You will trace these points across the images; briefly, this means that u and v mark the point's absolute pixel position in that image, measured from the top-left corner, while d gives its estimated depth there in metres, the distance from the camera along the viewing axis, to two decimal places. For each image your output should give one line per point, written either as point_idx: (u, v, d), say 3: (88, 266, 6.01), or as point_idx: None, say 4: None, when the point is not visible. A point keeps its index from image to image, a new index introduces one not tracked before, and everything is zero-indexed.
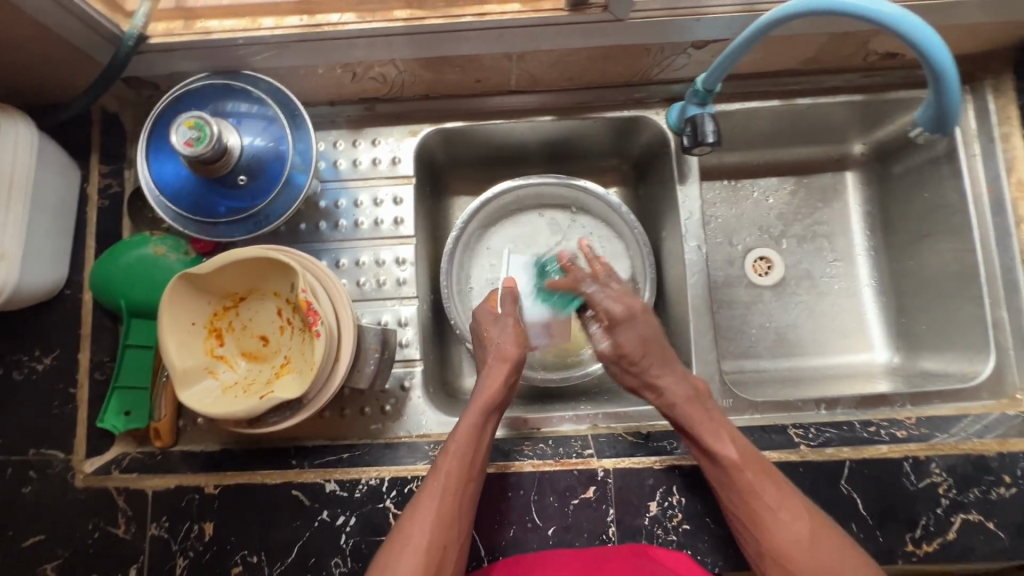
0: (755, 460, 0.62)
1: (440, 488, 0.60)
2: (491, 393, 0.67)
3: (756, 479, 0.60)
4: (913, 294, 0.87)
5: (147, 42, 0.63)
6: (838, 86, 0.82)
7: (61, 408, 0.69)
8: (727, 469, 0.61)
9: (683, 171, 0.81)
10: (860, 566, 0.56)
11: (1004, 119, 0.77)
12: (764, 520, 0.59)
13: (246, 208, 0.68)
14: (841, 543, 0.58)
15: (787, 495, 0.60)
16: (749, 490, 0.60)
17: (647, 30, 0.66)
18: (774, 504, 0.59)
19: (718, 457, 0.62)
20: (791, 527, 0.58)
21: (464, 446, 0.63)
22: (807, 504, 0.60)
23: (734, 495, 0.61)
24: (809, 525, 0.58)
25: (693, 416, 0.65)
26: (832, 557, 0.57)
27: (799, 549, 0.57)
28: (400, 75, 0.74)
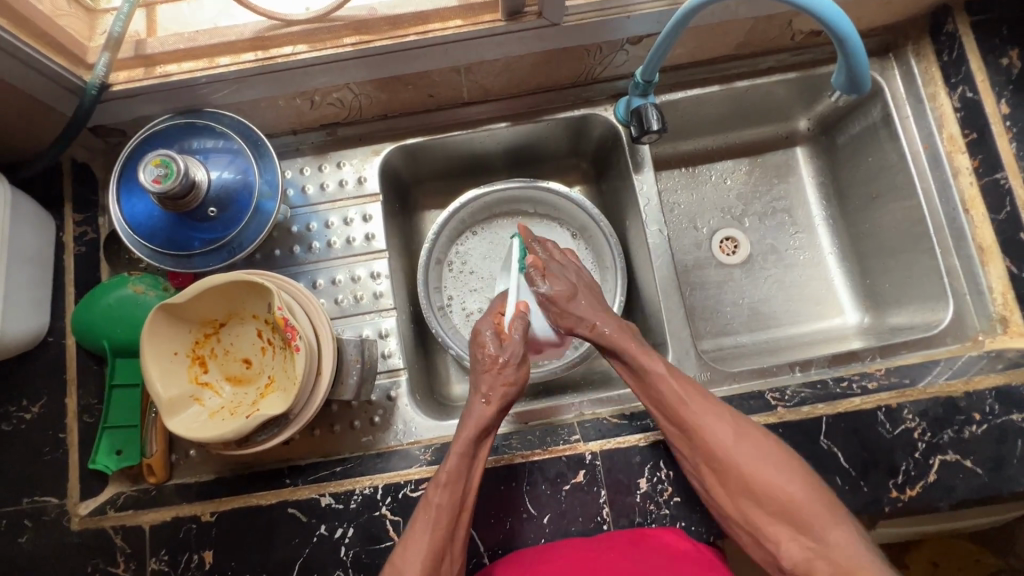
0: (681, 377, 0.69)
1: (432, 524, 0.59)
2: (479, 419, 0.66)
3: (683, 390, 0.67)
4: (874, 255, 0.90)
5: (109, 90, 0.67)
6: (772, 66, 0.87)
7: (52, 453, 0.69)
8: (657, 382, 0.68)
9: (637, 161, 0.85)
10: (783, 457, 0.62)
11: (929, 81, 0.82)
12: (692, 426, 0.65)
13: (218, 238, 0.70)
14: (762, 438, 0.64)
15: (714, 406, 0.66)
16: (679, 403, 0.66)
17: (583, 32, 0.70)
18: (701, 411, 0.65)
19: (648, 373, 0.69)
20: (720, 433, 0.64)
21: (453, 477, 0.62)
22: (730, 412, 0.66)
23: (663, 407, 0.67)
24: (733, 430, 0.64)
25: (621, 342, 0.72)
26: (754, 455, 0.62)
27: (726, 451, 0.63)
28: (357, 98, 0.77)
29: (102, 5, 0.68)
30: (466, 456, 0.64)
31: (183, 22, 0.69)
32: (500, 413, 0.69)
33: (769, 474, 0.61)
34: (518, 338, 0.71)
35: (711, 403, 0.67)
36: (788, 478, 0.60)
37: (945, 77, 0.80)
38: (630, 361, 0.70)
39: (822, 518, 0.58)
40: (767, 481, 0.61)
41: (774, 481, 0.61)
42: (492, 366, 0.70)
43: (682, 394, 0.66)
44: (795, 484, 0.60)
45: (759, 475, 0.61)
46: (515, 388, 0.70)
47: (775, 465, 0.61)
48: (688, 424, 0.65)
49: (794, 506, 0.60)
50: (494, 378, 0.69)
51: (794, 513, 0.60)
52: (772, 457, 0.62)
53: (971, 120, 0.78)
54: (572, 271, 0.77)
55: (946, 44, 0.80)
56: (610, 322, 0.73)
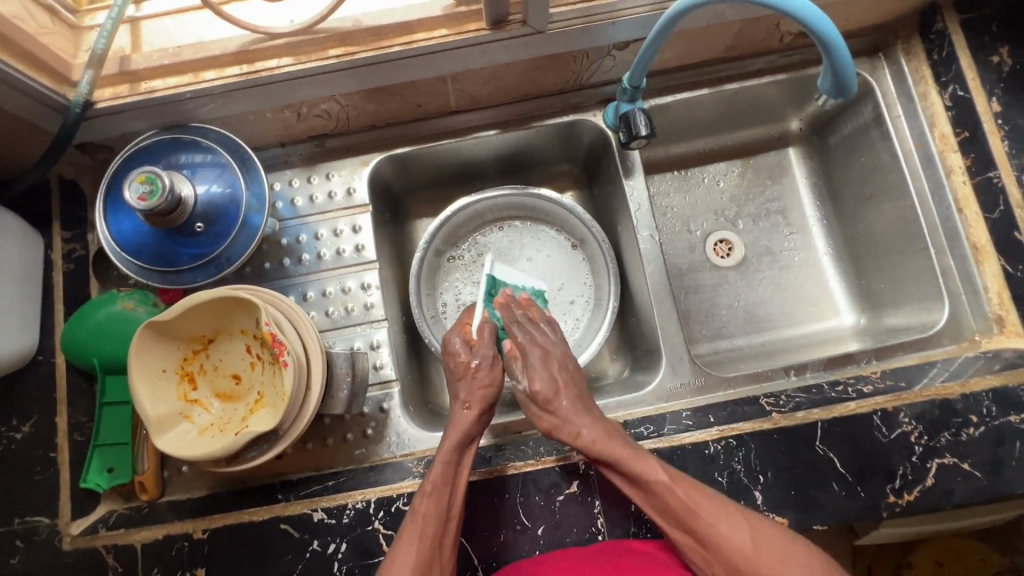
0: (685, 479, 0.59)
1: (418, 535, 0.58)
2: (464, 426, 0.65)
3: (689, 497, 0.58)
4: (868, 255, 0.90)
5: (94, 107, 0.66)
6: (763, 68, 0.86)
7: (43, 473, 0.69)
8: (658, 491, 0.59)
9: (628, 166, 0.84)
10: (816, 563, 0.53)
11: (919, 79, 0.81)
12: (705, 537, 0.56)
13: (206, 253, 0.70)
14: (788, 542, 0.54)
15: (727, 511, 0.56)
16: (685, 513, 0.57)
17: (569, 39, 0.70)
18: (712, 517, 0.56)
19: (644, 480, 0.59)
20: (734, 539, 0.55)
21: (439, 485, 0.61)
22: (744, 511, 0.57)
23: (668, 514, 0.58)
24: (752, 534, 0.55)
25: (612, 447, 0.62)
26: (779, 561, 0.53)
27: (747, 560, 0.54)
28: (344, 109, 0.77)
29: (86, 22, 0.68)
30: (450, 462, 0.63)
31: (167, 37, 0.69)
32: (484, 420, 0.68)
33: None
34: (487, 343, 0.71)
35: (721, 503, 0.57)
36: None
37: (935, 76, 0.80)
38: (624, 467, 0.61)
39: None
40: None
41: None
42: (465, 373, 0.70)
43: (688, 500, 0.57)
44: None
45: None
46: (494, 391, 0.70)
47: (802, 574, 0.52)
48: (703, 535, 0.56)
49: None
50: (470, 383, 0.69)
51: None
52: (802, 563, 0.53)
53: (962, 119, 0.77)
54: (554, 361, 0.70)
55: (936, 43, 0.80)
56: (598, 421, 0.65)
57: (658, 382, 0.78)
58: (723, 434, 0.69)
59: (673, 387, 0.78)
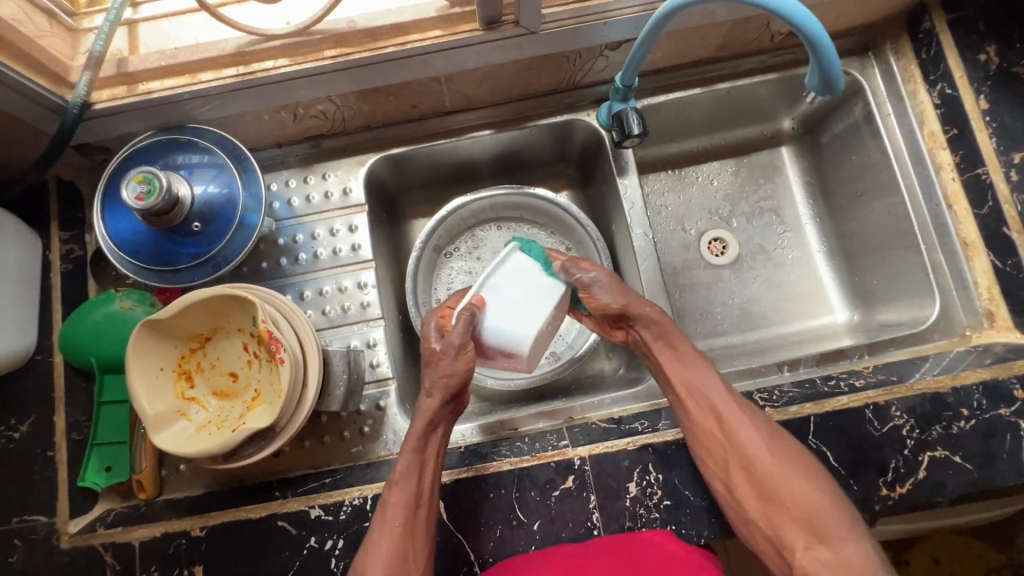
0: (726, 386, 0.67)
1: (388, 525, 0.60)
2: (427, 413, 0.64)
3: (723, 389, 0.66)
4: (861, 252, 0.90)
5: (92, 108, 0.67)
6: (754, 68, 0.87)
7: (41, 472, 0.69)
8: (696, 379, 0.67)
9: (621, 165, 0.85)
10: (809, 464, 0.61)
11: (908, 78, 0.82)
12: (729, 427, 0.64)
13: (203, 252, 0.71)
14: (789, 442, 0.63)
15: (753, 417, 0.65)
16: (716, 399, 0.65)
17: (562, 39, 0.71)
18: (737, 410, 0.65)
19: (687, 368, 0.68)
20: (752, 437, 0.63)
21: (405, 476, 0.62)
22: (759, 413, 0.65)
23: (698, 403, 0.66)
24: (766, 434, 0.63)
25: (666, 335, 0.70)
26: (783, 453, 0.62)
27: (755, 449, 0.62)
28: (340, 110, 0.78)
29: (84, 25, 0.69)
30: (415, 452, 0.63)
31: (164, 39, 0.70)
32: (449, 405, 0.67)
33: (794, 477, 0.60)
34: (458, 330, 0.64)
35: (740, 403, 0.65)
36: (809, 487, 0.60)
37: (924, 75, 0.81)
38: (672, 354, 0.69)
39: (841, 529, 0.57)
40: (791, 488, 0.60)
41: (802, 492, 0.59)
42: (430, 358, 0.65)
43: (723, 392, 0.66)
44: (818, 491, 0.59)
45: (784, 475, 0.60)
46: (458, 379, 0.65)
47: (796, 468, 0.61)
48: (724, 423, 0.64)
49: (814, 513, 0.58)
50: (433, 371, 0.65)
51: (816, 522, 0.58)
52: (796, 460, 0.61)
53: (951, 117, 0.78)
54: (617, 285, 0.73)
55: (924, 42, 0.81)
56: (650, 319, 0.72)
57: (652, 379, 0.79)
58: None
59: None
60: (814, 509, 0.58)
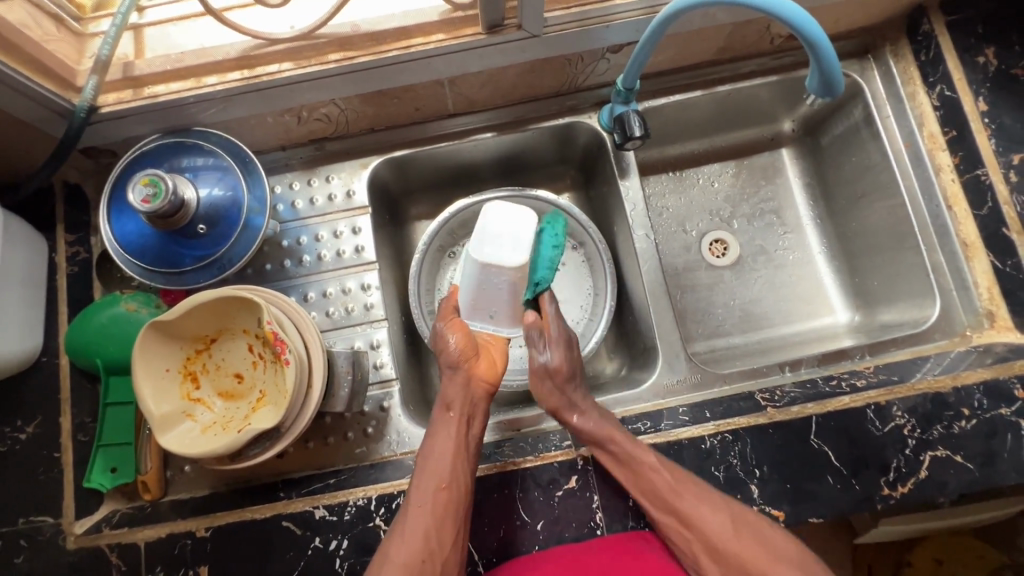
0: (677, 469, 0.65)
1: (415, 504, 0.62)
2: (444, 394, 0.70)
3: (676, 482, 0.63)
4: (862, 254, 0.91)
5: (98, 112, 0.68)
6: (754, 70, 0.88)
7: (47, 473, 0.70)
8: (648, 475, 0.64)
9: (623, 167, 0.86)
10: (789, 549, 0.59)
11: (908, 80, 0.83)
12: (688, 518, 0.62)
13: (208, 254, 0.71)
14: (763, 530, 0.60)
15: (712, 497, 0.63)
16: (670, 494, 0.62)
17: (564, 42, 0.71)
18: (696, 500, 0.62)
19: (637, 463, 0.64)
20: (715, 525, 0.61)
21: (427, 455, 0.65)
22: (723, 500, 0.62)
23: (654, 498, 0.63)
24: (730, 519, 0.61)
25: (603, 434, 0.67)
26: (750, 543, 0.59)
27: (724, 542, 0.60)
28: (343, 113, 0.78)
29: (90, 29, 0.69)
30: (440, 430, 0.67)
31: (170, 42, 0.70)
32: (462, 386, 0.70)
33: (770, 564, 0.58)
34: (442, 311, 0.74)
35: (704, 491, 0.63)
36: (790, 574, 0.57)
37: (923, 76, 0.81)
38: (620, 451, 0.65)
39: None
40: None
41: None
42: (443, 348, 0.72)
43: (675, 486, 0.63)
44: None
45: (759, 566, 0.58)
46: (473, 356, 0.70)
47: (772, 561, 0.58)
48: (683, 518, 0.62)
49: None
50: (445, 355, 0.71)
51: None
52: (772, 548, 0.59)
53: (950, 119, 0.79)
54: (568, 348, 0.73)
55: (923, 44, 0.81)
56: (594, 418, 0.69)
57: (654, 379, 0.79)
58: (719, 429, 0.70)
59: (670, 384, 0.79)
60: None
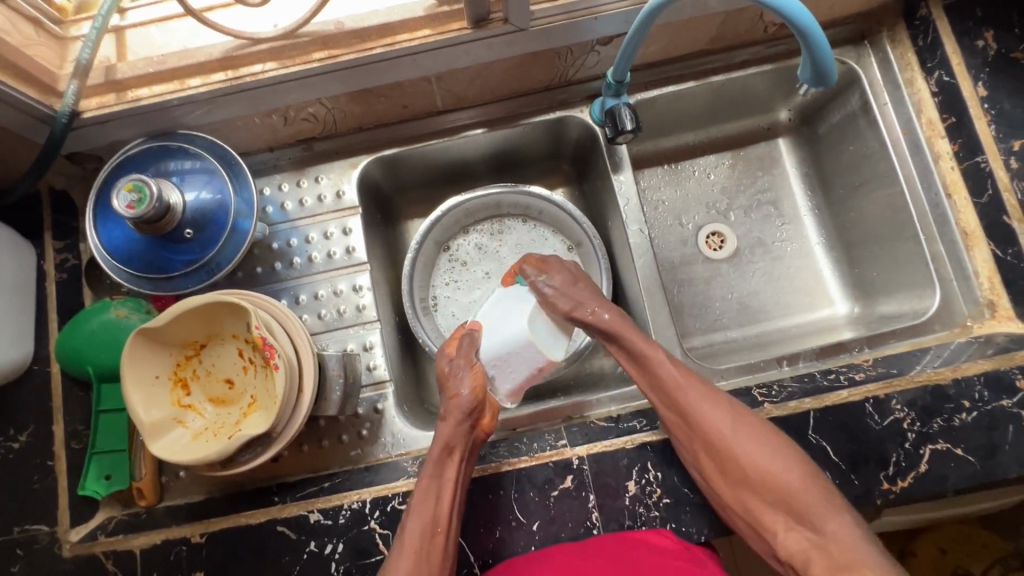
0: (685, 370, 0.69)
1: (408, 552, 0.60)
2: (443, 438, 0.66)
3: (683, 379, 0.67)
4: (861, 244, 0.89)
5: (80, 117, 0.67)
6: (748, 60, 0.86)
7: (41, 481, 0.70)
8: (657, 370, 0.69)
9: (615, 161, 0.85)
10: (783, 449, 0.63)
11: (906, 66, 0.81)
12: (693, 415, 0.65)
13: (197, 259, 0.70)
14: (766, 433, 0.64)
15: (714, 395, 0.67)
16: (676, 386, 0.67)
17: (552, 35, 0.70)
18: (700, 399, 0.66)
19: (648, 362, 0.69)
20: (716, 421, 0.65)
21: (422, 499, 0.62)
22: (729, 400, 0.67)
23: (661, 392, 0.68)
24: (731, 416, 0.66)
25: (625, 336, 0.71)
26: (750, 442, 0.64)
27: (723, 438, 0.64)
28: (330, 112, 0.77)
29: (71, 33, 0.69)
30: (435, 468, 0.64)
31: (152, 44, 0.70)
32: (459, 428, 0.67)
33: (768, 463, 0.62)
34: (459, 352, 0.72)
35: (714, 399, 0.67)
36: (785, 466, 0.62)
37: (921, 62, 0.80)
38: (628, 346, 0.71)
39: (819, 506, 0.60)
40: (764, 469, 0.62)
41: (773, 466, 0.62)
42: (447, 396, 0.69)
43: (682, 381, 0.67)
44: (793, 471, 0.61)
45: (756, 458, 0.63)
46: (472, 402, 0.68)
47: (771, 452, 0.63)
48: (691, 417, 0.65)
49: (791, 493, 0.61)
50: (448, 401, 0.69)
51: (793, 504, 0.61)
52: (774, 447, 0.63)
53: (948, 105, 0.77)
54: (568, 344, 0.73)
55: (921, 29, 0.80)
56: (613, 312, 0.73)
57: None
58: None
59: None
60: (792, 488, 0.61)
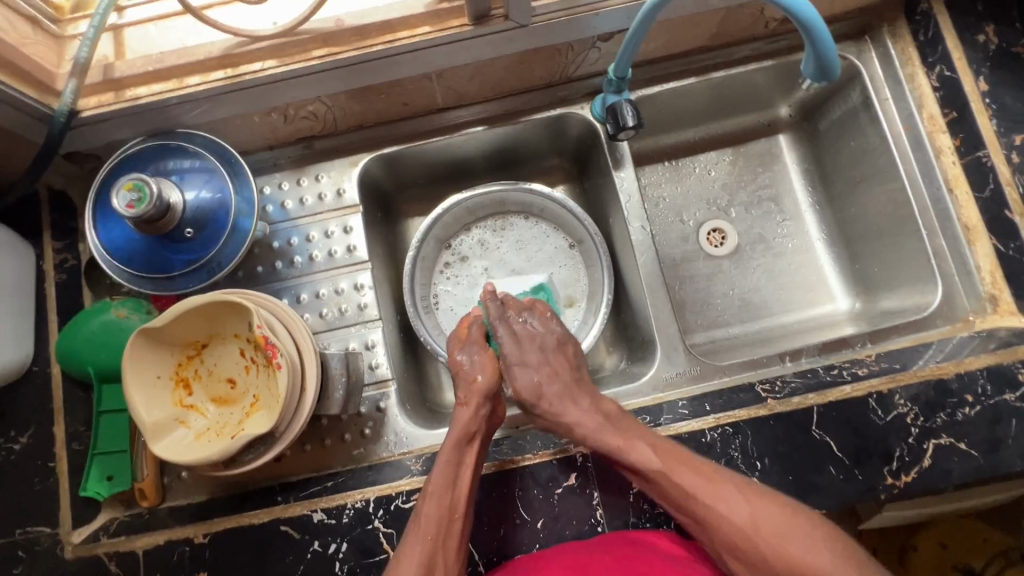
0: (679, 463, 0.61)
1: (423, 536, 0.59)
2: (462, 424, 0.66)
3: (685, 481, 0.60)
4: (863, 240, 0.89)
5: (78, 116, 0.66)
6: (748, 55, 0.86)
7: (42, 483, 0.69)
8: (656, 479, 0.61)
9: (617, 158, 0.84)
10: (807, 532, 0.56)
11: (906, 61, 0.81)
12: (707, 519, 0.59)
13: (197, 258, 0.70)
14: (787, 515, 0.57)
15: (722, 486, 0.59)
16: (682, 496, 0.60)
17: (554, 32, 0.70)
18: (711, 500, 0.59)
19: (644, 470, 0.62)
20: (733, 516, 0.58)
21: (440, 484, 0.62)
22: (742, 482, 0.60)
23: (669, 501, 0.61)
24: (748, 509, 0.58)
25: (613, 431, 0.65)
26: (775, 535, 0.56)
27: (745, 538, 0.57)
28: (330, 110, 0.77)
29: (69, 32, 0.68)
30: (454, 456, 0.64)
31: (150, 43, 0.69)
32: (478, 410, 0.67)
33: (796, 553, 0.55)
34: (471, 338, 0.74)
35: (725, 484, 0.60)
36: (812, 548, 0.55)
37: (922, 57, 0.80)
38: (615, 451, 0.63)
39: None
40: (795, 561, 0.55)
41: (801, 556, 0.55)
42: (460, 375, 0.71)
43: (687, 487, 0.60)
44: (824, 556, 0.54)
45: (783, 550, 0.56)
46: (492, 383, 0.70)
47: (794, 536, 0.56)
48: (708, 522, 0.59)
49: None
50: (467, 381, 0.70)
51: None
52: (798, 533, 0.56)
53: (950, 100, 0.77)
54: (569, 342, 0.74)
55: (921, 24, 0.80)
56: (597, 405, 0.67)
57: (654, 373, 0.78)
58: (720, 422, 0.69)
59: (670, 377, 0.78)
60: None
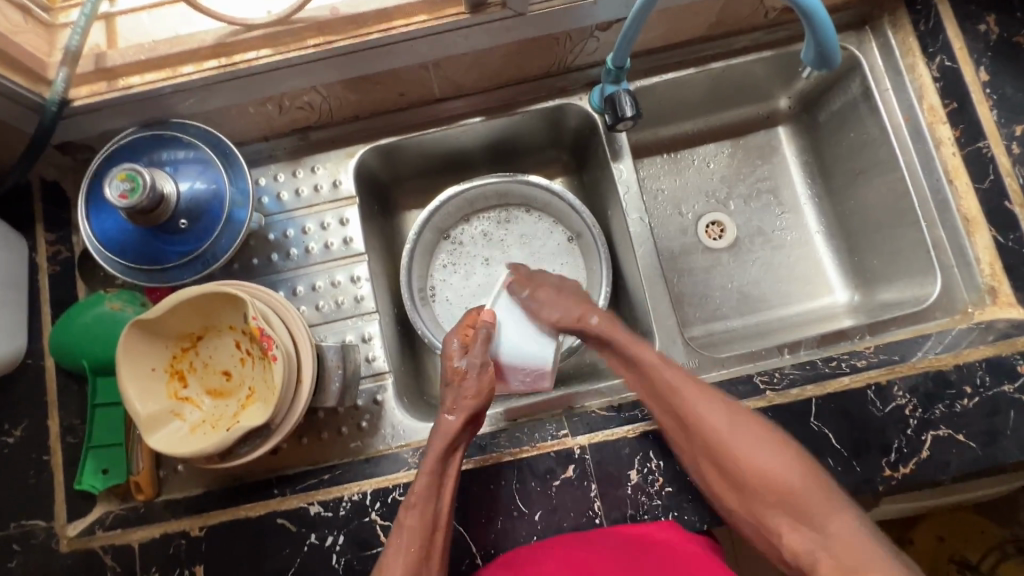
0: (676, 368, 0.69)
1: (403, 551, 0.58)
2: (446, 435, 0.65)
3: (675, 378, 0.67)
4: (862, 232, 0.89)
5: (70, 105, 0.66)
6: (747, 46, 0.85)
7: (37, 476, 0.69)
8: (649, 372, 0.69)
9: (615, 150, 0.84)
10: (776, 440, 0.62)
11: (907, 52, 0.81)
12: (687, 414, 0.65)
13: (191, 250, 0.69)
14: (762, 429, 0.63)
15: (707, 393, 0.66)
16: (669, 388, 0.67)
17: (552, 20, 0.69)
18: (695, 397, 0.65)
19: (638, 362, 0.71)
20: (711, 417, 0.64)
21: (424, 494, 0.61)
22: (724, 397, 0.66)
23: (656, 396, 0.68)
24: (726, 413, 0.64)
25: (619, 339, 0.73)
26: (748, 439, 0.62)
27: (720, 437, 0.63)
28: (326, 100, 0.76)
29: (60, 20, 0.67)
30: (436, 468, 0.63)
31: (143, 31, 0.68)
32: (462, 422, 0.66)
33: (763, 460, 0.60)
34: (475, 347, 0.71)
35: (710, 395, 0.66)
36: (780, 457, 0.60)
37: (923, 48, 0.79)
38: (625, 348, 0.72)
39: (823, 505, 0.58)
40: (760, 468, 0.60)
41: (767, 463, 0.60)
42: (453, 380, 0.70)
43: (676, 382, 0.67)
44: (792, 471, 0.60)
45: (753, 454, 0.61)
46: (480, 398, 0.69)
47: (762, 446, 0.61)
48: (687, 419, 0.64)
49: (794, 493, 0.59)
50: (457, 391, 0.69)
51: (794, 502, 0.59)
52: (770, 441, 0.62)
53: (950, 90, 0.77)
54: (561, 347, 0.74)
55: (921, 14, 0.79)
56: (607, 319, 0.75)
57: None
58: None
59: None
60: (795, 490, 0.59)
